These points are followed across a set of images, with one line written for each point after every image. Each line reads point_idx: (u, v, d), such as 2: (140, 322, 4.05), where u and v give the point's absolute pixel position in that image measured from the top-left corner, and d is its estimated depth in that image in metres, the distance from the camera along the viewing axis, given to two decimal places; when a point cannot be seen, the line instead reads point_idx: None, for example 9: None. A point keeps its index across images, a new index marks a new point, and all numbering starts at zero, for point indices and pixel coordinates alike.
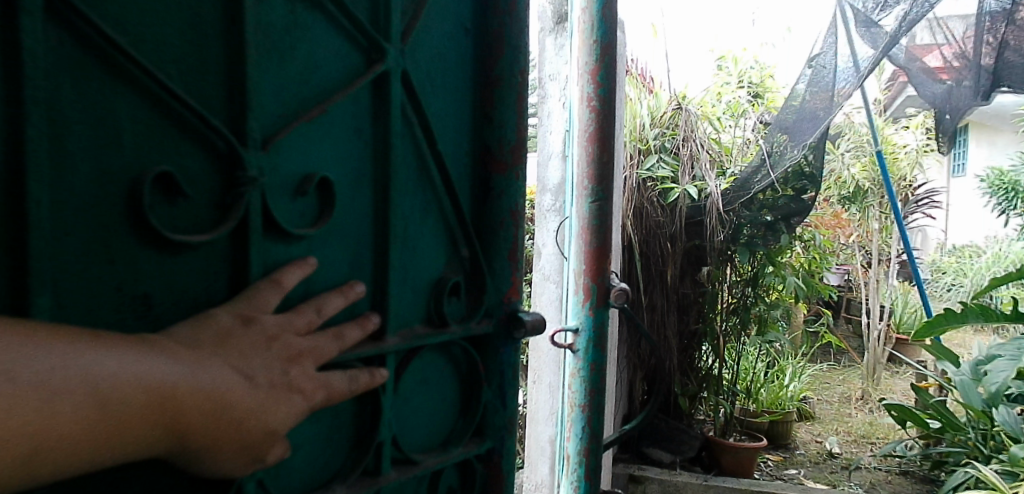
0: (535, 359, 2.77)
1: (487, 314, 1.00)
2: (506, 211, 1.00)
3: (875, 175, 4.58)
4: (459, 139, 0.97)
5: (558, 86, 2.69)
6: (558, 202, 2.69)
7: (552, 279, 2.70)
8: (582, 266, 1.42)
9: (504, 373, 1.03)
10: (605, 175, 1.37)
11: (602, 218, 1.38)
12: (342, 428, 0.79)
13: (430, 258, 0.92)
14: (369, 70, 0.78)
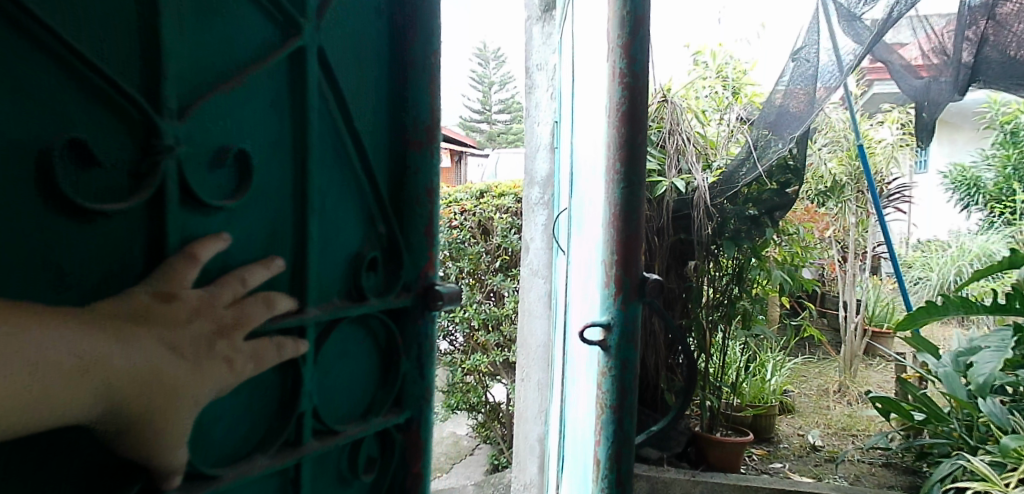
0: (524, 356, 2.71)
1: (404, 288, 0.92)
2: (422, 187, 0.92)
3: (852, 170, 4.61)
4: (377, 116, 0.88)
5: (547, 75, 2.62)
6: (546, 195, 2.62)
7: (540, 274, 2.65)
8: (619, 260, 1.29)
9: (423, 344, 0.95)
10: (631, 167, 1.26)
11: (632, 217, 1.28)
12: (265, 397, 0.74)
13: (348, 234, 0.84)
14: (284, 45, 0.71)
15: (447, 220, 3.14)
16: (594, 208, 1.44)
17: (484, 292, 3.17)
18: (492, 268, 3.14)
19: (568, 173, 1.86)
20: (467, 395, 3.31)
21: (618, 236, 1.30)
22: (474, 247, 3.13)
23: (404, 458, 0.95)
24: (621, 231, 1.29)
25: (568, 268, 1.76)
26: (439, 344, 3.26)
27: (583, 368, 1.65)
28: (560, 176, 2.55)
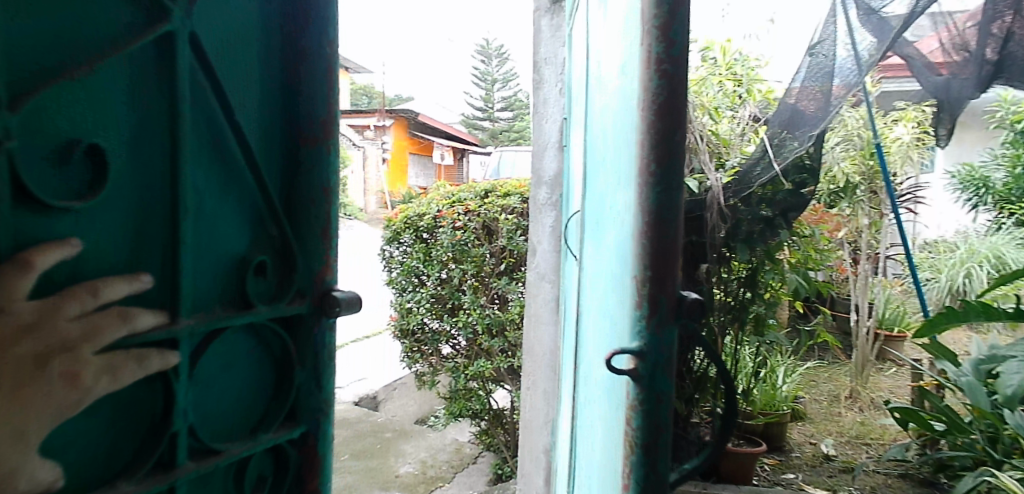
0: (530, 362, 2.60)
1: (298, 294, 0.88)
2: (316, 187, 0.88)
3: (866, 169, 4.48)
4: (263, 114, 0.84)
5: (555, 70, 2.49)
6: (555, 196, 2.51)
7: (547, 277, 2.54)
8: (649, 275, 0.77)
9: (320, 354, 0.90)
10: (671, 130, 0.77)
11: (671, 207, 0.78)
12: (130, 418, 0.67)
13: (232, 236, 0.79)
14: (149, 29, 0.65)
15: (451, 220, 3.02)
16: (619, 198, 1.00)
17: (488, 296, 3.03)
18: (497, 270, 3.00)
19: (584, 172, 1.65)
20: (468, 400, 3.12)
21: (647, 238, 0.77)
22: (479, 249, 2.99)
23: (300, 476, 0.90)
24: (652, 229, 0.77)
25: (590, 275, 1.41)
26: (442, 349, 3.14)
27: (595, 401, 1.23)
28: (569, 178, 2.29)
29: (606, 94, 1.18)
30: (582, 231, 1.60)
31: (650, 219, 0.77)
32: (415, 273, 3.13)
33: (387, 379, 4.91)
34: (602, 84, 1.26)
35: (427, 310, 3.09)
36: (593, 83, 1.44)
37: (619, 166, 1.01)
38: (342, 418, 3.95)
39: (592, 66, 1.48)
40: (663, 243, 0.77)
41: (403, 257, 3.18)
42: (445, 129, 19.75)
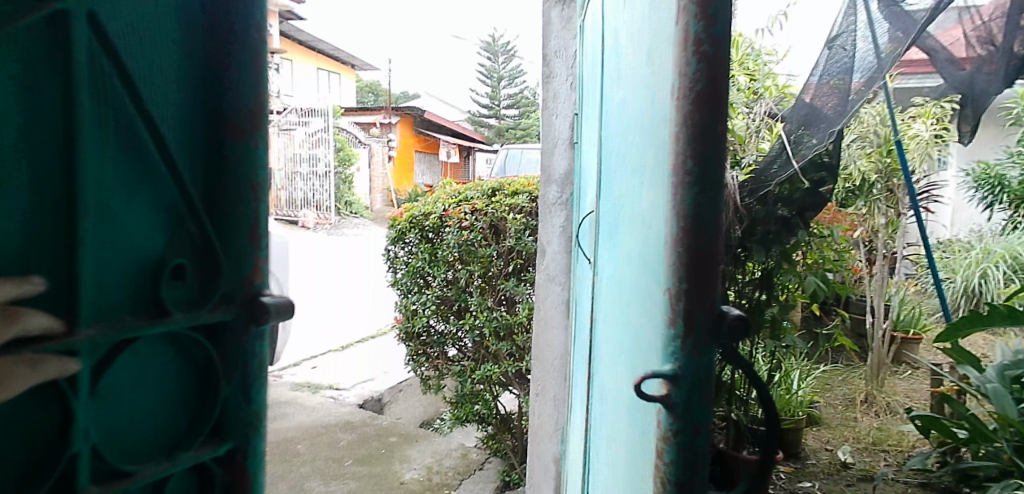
0: (538, 370, 2.51)
1: (222, 298, 0.72)
2: (244, 181, 0.73)
3: (883, 167, 4.36)
4: (180, 92, 0.68)
5: (566, 63, 2.39)
6: (565, 194, 2.42)
7: (557, 280, 2.45)
8: (685, 288, 0.65)
9: (251, 363, 0.74)
10: (713, 117, 0.64)
11: (712, 214, 0.65)
12: (13, 437, 0.54)
13: (143, 236, 0.63)
14: (36, 7, 0.52)
15: (457, 220, 2.92)
16: (643, 200, 0.88)
17: (496, 298, 2.92)
18: (505, 272, 2.89)
19: (599, 171, 1.52)
20: (474, 404, 3.03)
21: (684, 244, 0.64)
22: (486, 250, 2.88)
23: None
24: (691, 234, 0.64)
25: (608, 282, 1.28)
26: (448, 352, 3.06)
27: (616, 420, 1.09)
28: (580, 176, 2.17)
29: (628, 82, 1.05)
30: (599, 235, 1.47)
31: (689, 222, 0.64)
32: (420, 274, 3.03)
33: (391, 381, 4.83)
34: (623, 73, 1.13)
35: (433, 313, 3.01)
36: (610, 72, 1.31)
37: (645, 160, 0.88)
38: (346, 421, 3.87)
39: (608, 54, 1.35)
40: (703, 250, 0.64)
41: (408, 258, 3.09)
42: (451, 127, 19.67)
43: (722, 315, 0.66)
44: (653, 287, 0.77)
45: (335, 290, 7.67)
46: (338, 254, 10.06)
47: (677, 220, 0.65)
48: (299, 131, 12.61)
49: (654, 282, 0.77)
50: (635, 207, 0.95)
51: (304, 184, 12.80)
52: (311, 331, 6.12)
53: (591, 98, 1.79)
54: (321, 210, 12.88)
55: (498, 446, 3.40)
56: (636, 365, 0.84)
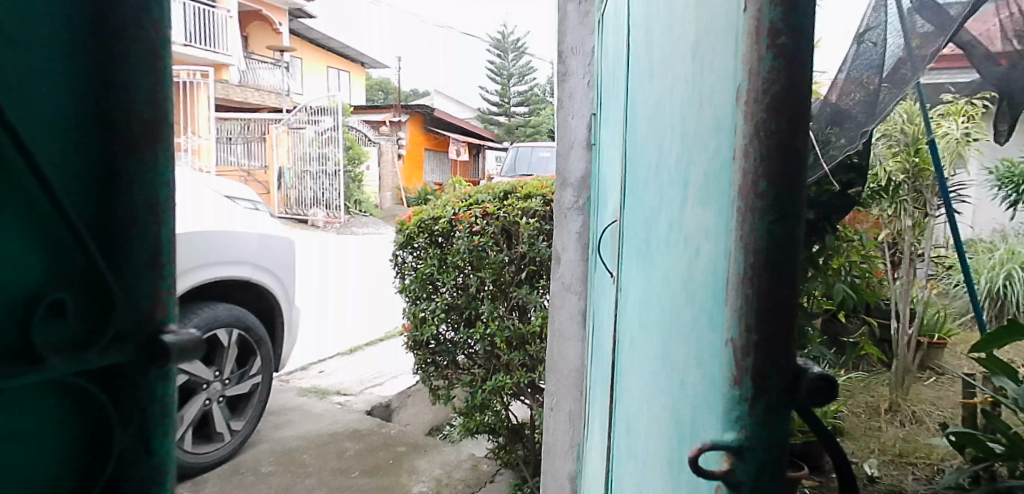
0: (553, 383, 2.38)
1: (115, 336, 0.60)
2: (140, 199, 0.62)
3: (910, 167, 4.09)
4: (51, 92, 0.56)
5: (582, 60, 2.26)
6: (581, 199, 2.29)
7: (573, 289, 2.32)
8: (756, 339, 0.51)
9: (151, 411, 0.63)
10: (795, 125, 0.50)
11: (792, 246, 0.51)
12: None
13: (9, 269, 0.54)
14: None
15: (467, 224, 2.79)
16: (689, 221, 0.74)
17: (508, 306, 2.79)
18: (517, 279, 2.76)
19: (624, 177, 1.38)
20: (484, 415, 2.90)
21: (756, 286, 0.51)
22: (497, 255, 2.75)
23: None
24: (763, 274, 0.51)
25: (635, 303, 1.14)
26: (458, 361, 2.94)
27: (649, 467, 0.96)
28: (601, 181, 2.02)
29: (667, 80, 0.91)
30: (623, 248, 1.33)
31: (763, 258, 0.51)
32: (429, 281, 2.90)
33: (399, 385, 4.73)
34: (657, 69, 0.99)
35: (442, 320, 2.88)
36: (639, 69, 1.16)
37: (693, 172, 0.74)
38: (353, 429, 3.77)
39: (636, 48, 1.21)
40: (778, 294, 0.51)
41: (417, 263, 2.97)
42: (461, 125, 19.56)
43: (800, 373, 0.53)
44: (707, 329, 0.63)
45: (344, 292, 7.57)
46: (347, 254, 9.98)
47: (748, 255, 0.51)
48: (308, 130, 12.54)
49: (708, 323, 0.63)
50: (677, 227, 0.81)
51: (314, 182, 12.83)
52: (319, 333, 6.02)
53: (614, 97, 1.65)
54: (331, 210, 12.81)
55: (509, 457, 3.28)
56: (686, 420, 0.71)
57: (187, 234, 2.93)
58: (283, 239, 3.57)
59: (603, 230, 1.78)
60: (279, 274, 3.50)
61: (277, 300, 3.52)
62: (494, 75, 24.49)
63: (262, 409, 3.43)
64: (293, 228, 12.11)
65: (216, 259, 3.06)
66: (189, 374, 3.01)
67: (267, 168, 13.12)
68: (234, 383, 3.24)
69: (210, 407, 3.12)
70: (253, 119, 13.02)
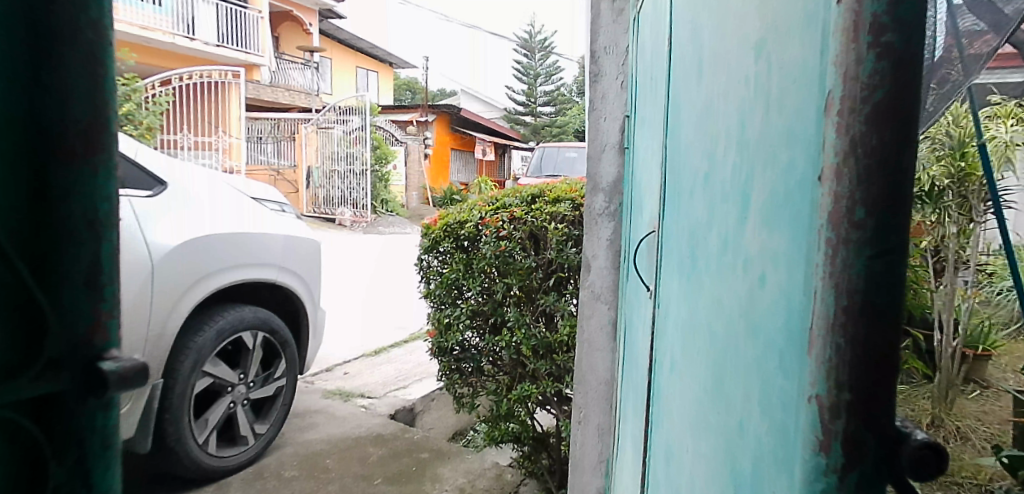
0: (581, 395, 2.29)
1: (49, 363, 0.56)
2: (73, 216, 0.57)
3: (955, 171, 3.76)
4: None
5: (616, 60, 2.17)
6: (613, 205, 2.20)
7: (603, 298, 2.23)
8: (850, 398, 0.44)
9: (89, 444, 0.58)
10: (899, 145, 0.42)
11: (895, 289, 0.43)
12: None
13: None
14: None
15: (494, 229, 2.71)
16: (751, 246, 0.66)
17: (535, 314, 2.70)
18: (545, 285, 2.66)
19: (663, 188, 1.30)
20: (508, 424, 2.81)
21: (850, 335, 0.43)
22: (524, 261, 2.66)
23: None
24: (858, 321, 0.43)
25: (676, 325, 1.06)
26: (483, 368, 2.87)
27: None
28: (633, 187, 1.93)
29: (717, 86, 0.83)
30: (662, 262, 1.25)
31: (861, 301, 0.43)
32: (454, 285, 2.84)
33: (424, 389, 4.67)
34: (706, 73, 0.91)
35: (467, 326, 2.81)
36: (684, 74, 1.08)
37: (757, 192, 0.66)
38: (376, 434, 3.73)
39: (679, 52, 1.13)
40: (878, 345, 0.43)
41: (442, 268, 2.91)
42: (488, 125, 19.53)
43: (900, 439, 0.44)
44: (778, 373, 0.56)
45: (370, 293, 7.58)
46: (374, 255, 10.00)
47: (840, 297, 0.44)
48: (336, 129, 12.68)
49: (779, 366, 0.55)
50: (733, 249, 0.73)
51: (342, 182, 12.92)
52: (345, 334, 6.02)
53: (651, 102, 1.57)
54: (358, 209, 12.88)
55: (534, 466, 3.23)
56: (748, 470, 0.63)
57: (214, 236, 2.90)
58: (308, 242, 3.54)
59: (637, 241, 1.70)
60: (304, 276, 3.47)
61: (302, 303, 3.49)
62: (521, 75, 24.44)
63: (286, 412, 3.41)
64: (320, 227, 12.21)
65: (243, 261, 3.03)
66: (214, 377, 2.99)
67: (296, 167, 13.26)
68: (259, 386, 3.22)
69: (234, 410, 3.10)
70: (283, 119, 13.17)
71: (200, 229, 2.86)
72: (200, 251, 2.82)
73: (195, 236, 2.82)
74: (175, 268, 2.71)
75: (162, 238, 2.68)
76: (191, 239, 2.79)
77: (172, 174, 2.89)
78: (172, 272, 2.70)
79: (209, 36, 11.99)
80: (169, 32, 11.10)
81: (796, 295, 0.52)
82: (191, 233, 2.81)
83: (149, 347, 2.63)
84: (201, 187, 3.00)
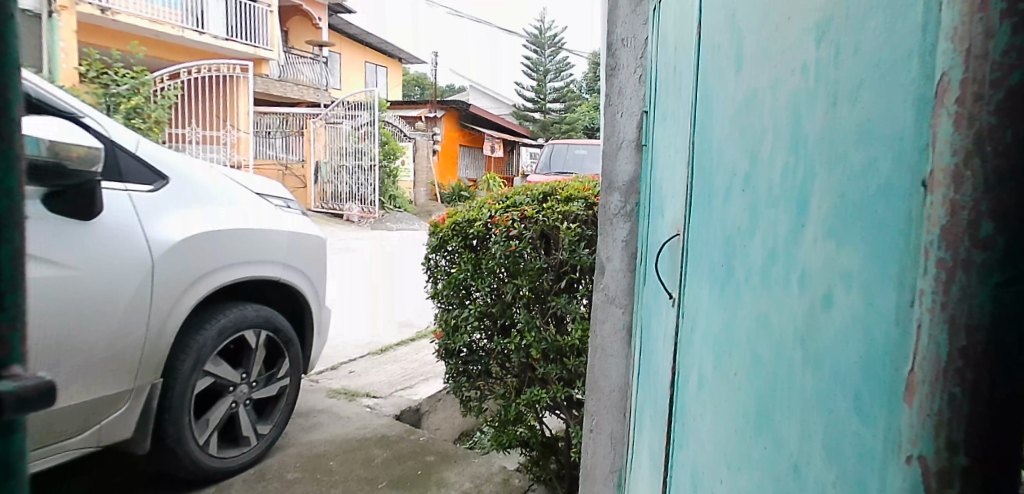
0: (593, 402, 2.20)
1: None
2: None
3: None
4: None
5: (634, 53, 2.07)
6: (629, 205, 2.11)
7: (617, 301, 2.14)
8: (973, 462, 0.37)
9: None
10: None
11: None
12: None
13: None
14: None
15: (504, 228, 2.61)
16: (807, 263, 0.58)
17: (546, 317, 2.61)
18: (556, 287, 2.57)
19: (689, 190, 1.21)
20: (517, 429, 2.74)
21: (971, 383, 0.37)
22: (535, 262, 2.57)
23: None
24: (982, 367, 0.36)
25: (705, 339, 0.98)
26: (491, 370, 2.80)
27: None
28: (651, 188, 1.84)
29: (760, 79, 0.75)
30: (687, 269, 1.16)
31: (984, 342, 0.36)
32: (462, 285, 2.76)
33: (430, 388, 4.59)
34: (744, 66, 0.82)
35: (476, 328, 2.74)
36: (715, 68, 0.99)
37: (818, 200, 0.58)
38: (381, 435, 3.66)
39: (710, 43, 1.04)
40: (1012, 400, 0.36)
41: (450, 267, 2.83)
42: (496, 121, 19.42)
43: None
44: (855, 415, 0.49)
45: (377, 290, 7.50)
46: (381, 251, 9.94)
47: (958, 336, 0.37)
48: (345, 124, 12.61)
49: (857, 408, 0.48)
50: (783, 263, 0.65)
51: (350, 177, 12.86)
52: (351, 332, 5.95)
53: (674, 98, 1.48)
54: (366, 205, 12.82)
55: (541, 471, 3.15)
56: None
57: (217, 231, 2.82)
58: (313, 238, 3.46)
59: (656, 245, 1.61)
60: (309, 274, 3.39)
61: (307, 301, 3.41)
62: (530, 71, 24.31)
63: (289, 412, 3.34)
64: (328, 223, 12.16)
65: (246, 258, 2.96)
66: (216, 377, 2.92)
67: (304, 162, 13.22)
68: (261, 386, 3.15)
69: (236, 410, 3.04)
70: (291, 114, 13.13)
71: (203, 225, 2.78)
72: (203, 247, 2.75)
73: (197, 231, 2.74)
74: (176, 264, 2.63)
75: (163, 234, 2.60)
76: (193, 235, 2.71)
77: (174, 168, 2.81)
78: (173, 269, 2.62)
79: (219, 30, 11.92)
80: (179, 26, 11.00)
81: (889, 327, 0.44)
82: (193, 229, 2.73)
83: (149, 345, 2.56)
84: (203, 181, 2.92)
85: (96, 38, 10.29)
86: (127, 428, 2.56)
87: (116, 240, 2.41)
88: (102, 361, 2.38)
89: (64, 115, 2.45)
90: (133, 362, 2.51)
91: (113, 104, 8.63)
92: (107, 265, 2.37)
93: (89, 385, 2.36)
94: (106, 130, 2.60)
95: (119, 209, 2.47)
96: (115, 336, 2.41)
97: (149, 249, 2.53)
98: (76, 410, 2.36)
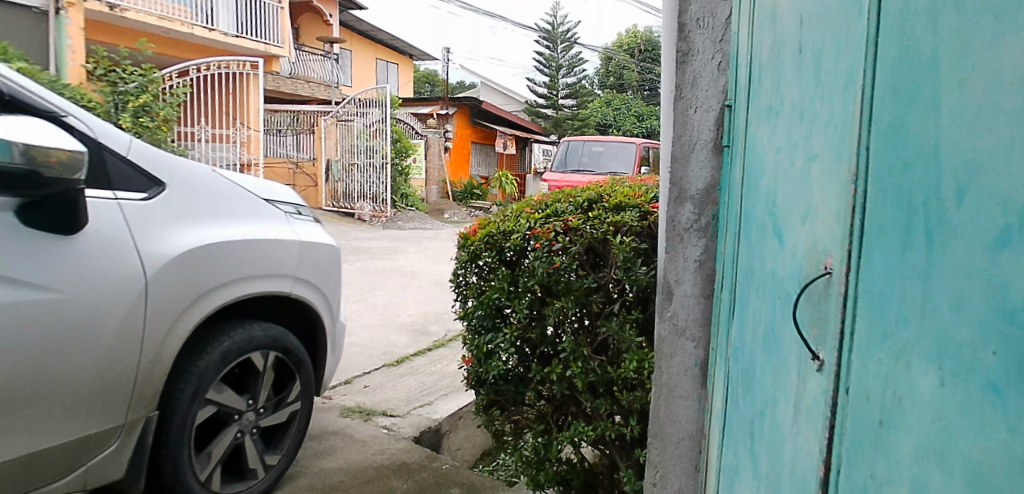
0: (658, 451, 1.87)
1: None
2: None
3: None
4: None
5: (711, 35, 1.72)
6: (705, 220, 1.76)
7: (688, 334, 1.81)
8: None
9: None
10: None
11: None
12: None
13: None
14: None
15: (546, 242, 2.28)
16: None
17: (593, 344, 2.27)
18: (606, 310, 2.23)
19: (854, 216, 0.88)
20: (555, 467, 2.39)
21: None
22: (582, 280, 2.22)
23: None
24: None
25: (943, 451, 0.64)
26: (526, 399, 2.48)
27: None
28: (744, 201, 1.49)
29: None
30: (863, 332, 0.84)
31: None
32: (496, 305, 2.42)
33: (451, 405, 4.22)
34: None
35: (512, 355, 2.41)
36: (952, 41, 0.65)
37: None
38: (400, 462, 3.32)
39: (927, 8, 0.70)
40: None
41: (483, 285, 2.49)
42: (509, 117, 19.02)
43: None
44: None
45: (389, 293, 7.23)
46: (394, 251, 9.66)
47: None
48: (356, 123, 12.22)
49: None
50: None
51: (361, 175, 12.54)
52: (364, 341, 5.62)
53: (799, 90, 1.13)
54: (378, 203, 12.48)
55: None
56: None
57: (224, 243, 2.40)
58: (325, 248, 3.12)
59: (766, 277, 1.27)
60: (322, 287, 3.05)
61: (319, 316, 3.06)
62: (542, 67, 23.88)
63: (300, 439, 3.01)
64: (339, 222, 11.83)
65: (257, 272, 2.56)
66: (219, 405, 2.55)
67: (315, 160, 12.92)
68: (269, 413, 2.80)
69: (242, 440, 2.68)
70: (302, 111, 12.85)
71: (207, 237, 2.35)
72: (208, 260, 2.32)
73: (201, 245, 2.30)
74: (174, 280, 2.18)
75: (161, 249, 2.15)
76: (197, 248, 2.27)
77: (172, 170, 2.36)
78: (173, 286, 2.18)
79: (228, 27, 11.62)
80: (188, 23, 10.68)
81: None
82: (194, 240, 2.28)
83: (142, 374, 2.11)
84: (199, 178, 2.48)
85: (105, 36, 10.07)
86: (117, 466, 2.14)
87: (105, 251, 1.97)
88: (87, 393, 1.94)
89: (43, 114, 2.02)
90: (123, 394, 2.06)
91: (121, 103, 8.26)
92: (94, 279, 1.92)
93: (72, 422, 1.92)
94: (93, 131, 2.17)
95: (107, 220, 2.03)
96: (103, 364, 1.97)
97: (141, 263, 2.07)
98: (60, 451, 1.92)
